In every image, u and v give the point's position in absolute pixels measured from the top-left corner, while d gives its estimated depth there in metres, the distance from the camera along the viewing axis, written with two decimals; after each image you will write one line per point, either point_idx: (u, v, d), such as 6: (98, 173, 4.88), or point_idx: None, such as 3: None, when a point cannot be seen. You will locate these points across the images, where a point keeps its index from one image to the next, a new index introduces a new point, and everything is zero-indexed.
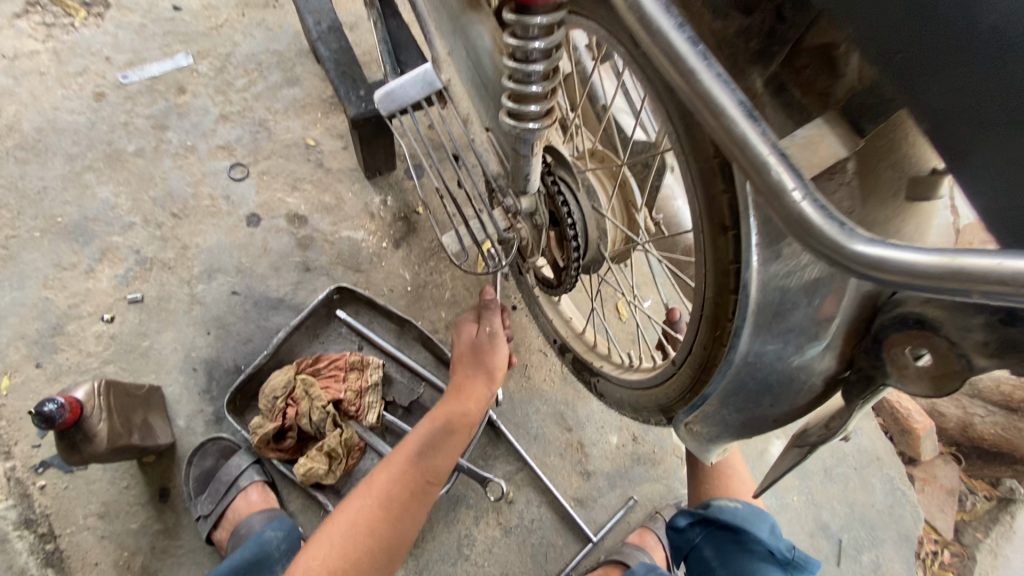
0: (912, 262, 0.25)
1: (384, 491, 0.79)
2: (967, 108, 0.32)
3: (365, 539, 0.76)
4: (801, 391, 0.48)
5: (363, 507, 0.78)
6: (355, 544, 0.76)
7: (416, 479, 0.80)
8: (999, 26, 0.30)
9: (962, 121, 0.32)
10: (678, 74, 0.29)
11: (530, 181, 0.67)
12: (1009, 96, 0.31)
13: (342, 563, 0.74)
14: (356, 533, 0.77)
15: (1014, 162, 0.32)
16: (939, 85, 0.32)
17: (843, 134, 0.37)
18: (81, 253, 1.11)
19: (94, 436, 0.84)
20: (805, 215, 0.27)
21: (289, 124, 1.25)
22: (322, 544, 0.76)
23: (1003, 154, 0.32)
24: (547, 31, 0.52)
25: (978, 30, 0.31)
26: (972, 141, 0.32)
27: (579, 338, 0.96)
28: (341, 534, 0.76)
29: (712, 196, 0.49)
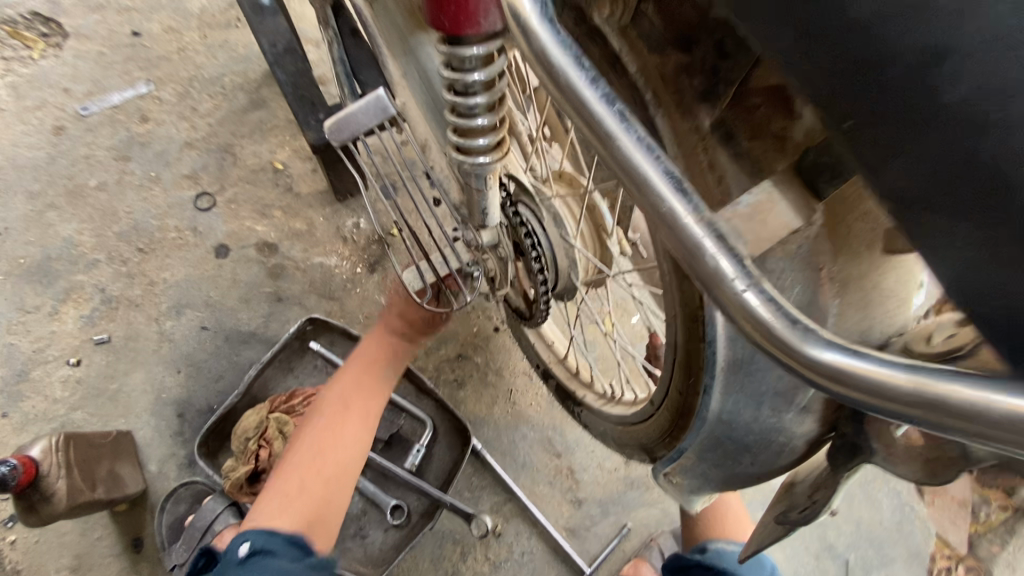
0: (872, 375, 0.20)
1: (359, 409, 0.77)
2: None
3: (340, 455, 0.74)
4: (783, 453, 0.43)
5: (339, 429, 0.76)
6: (321, 467, 0.73)
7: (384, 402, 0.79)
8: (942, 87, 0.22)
9: (943, 216, 0.24)
10: (593, 139, 0.25)
11: (488, 214, 0.62)
12: (981, 186, 0.22)
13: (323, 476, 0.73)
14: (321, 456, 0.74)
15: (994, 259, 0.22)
16: (908, 168, 0.23)
17: (795, 193, 0.29)
18: (45, 295, 1.07)
19: (54, 496, 0.80)
20: (752, 311, 0.22)
21: (256, 149, 1.21)
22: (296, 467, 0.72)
23: None
24: (486, 61, 0.47)
25: (937, 102, 0.22)
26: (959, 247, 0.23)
27: (561, 364, 0.91)
28: (295, 466, 0.72)
29: (674, 237, 0.44)
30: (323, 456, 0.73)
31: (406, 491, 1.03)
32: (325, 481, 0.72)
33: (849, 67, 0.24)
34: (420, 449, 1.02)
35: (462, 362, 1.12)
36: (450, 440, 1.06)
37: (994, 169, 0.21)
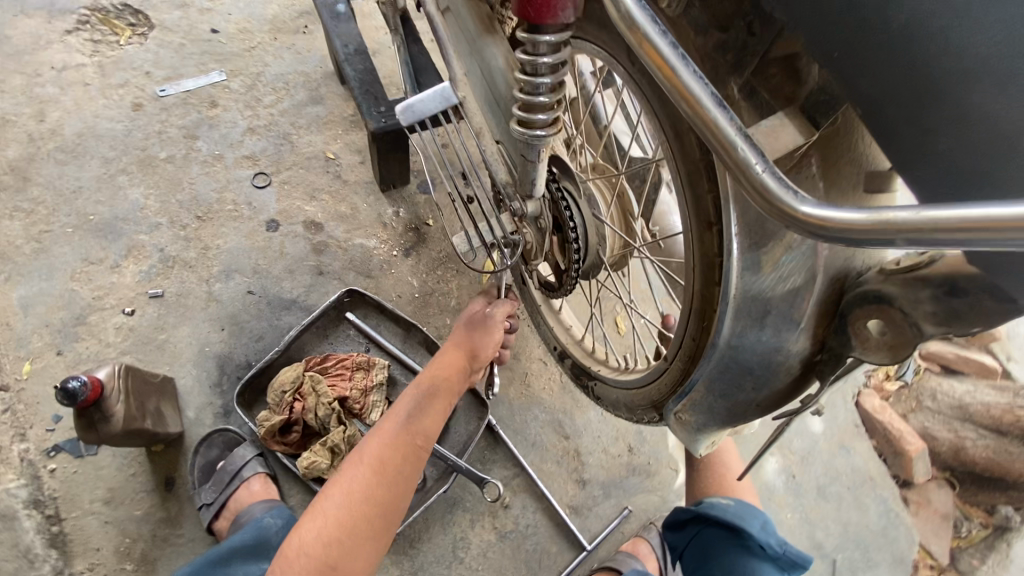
0: (833, 215, 0.30)
1: (375, 459, 0.75)
2: (888, 103, 0.34)
3: (366, 505, 0.73)
4: (779, 376, 0.52)
5: (357, 479, 0.74)
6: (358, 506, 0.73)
7: (409, 447, 0.78)
8: (886, 11, 0.33)
9: (877, 109, 0.35)
10: (662, 74, 0.36)
11: (536, 185, 0.73)
12: (913, 81, 0.33)
13: (336, 533, 0.71)
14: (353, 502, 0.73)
15: (917, 136, 0.34)
16: (865, 80, 0.35)
17: (801, 123, 0.41)
18: (109, 249, 1.17)
19: (112, 417, 0.87)
20: (766, 184, 0.32)
21: (311, 139, 1.33)
22: (317, 519, 0.72)
23: (913, 138, 0.34)
24: (556, 48, 0.58)
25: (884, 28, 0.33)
26: (885, 112, 0.35)
27: (579, 345, 0.99)
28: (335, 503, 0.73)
29: (699, 195, 0.54)
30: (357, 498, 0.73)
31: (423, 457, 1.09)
32: (339, 541, 0.71)
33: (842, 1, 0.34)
34: None
35: None
36: (468, 414, 1.13)
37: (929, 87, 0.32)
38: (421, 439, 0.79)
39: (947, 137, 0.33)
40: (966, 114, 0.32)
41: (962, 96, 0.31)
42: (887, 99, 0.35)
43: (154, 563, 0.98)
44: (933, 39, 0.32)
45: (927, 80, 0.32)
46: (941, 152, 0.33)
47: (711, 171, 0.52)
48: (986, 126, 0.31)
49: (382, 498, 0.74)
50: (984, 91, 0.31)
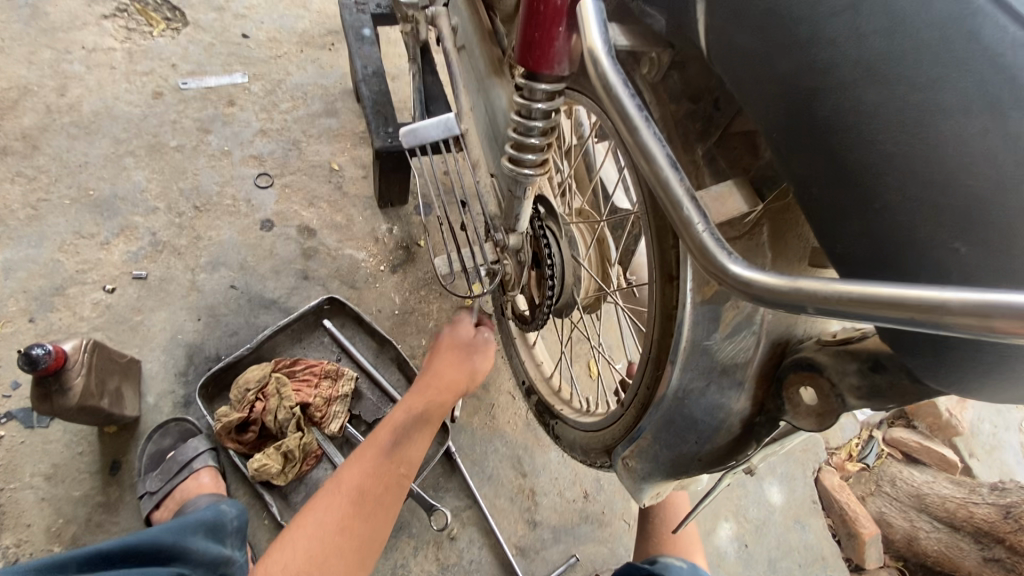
0: (756, 277, 0.32)
1: (356, 488, 0.70)
2: (817, 185, 0.34)
3: (341, 536, 0.66)
4: (722, 431, 0.54)
5: (334, 506, 0.68)
6: (341, 534, 0.66)
7: (392, 474, 0.73)
8: (813, 100, 0.32)
9: (809, 188, 0.35)
10: (627, 131, 0.39)
11: (519, 220, 0.75)
12: (834, 167, 0.33)
13: (310, 564, 0.63)
14: (331, 526, 0.67)
15: (843, 222, 0.34)
16: (798, 160, 0.35)
17: (747, 195, 0.44)
18: (102, 225, 1.19)
19: (70, 390, 0.86)
20: (702, 242, 0.34)
21: (319, 148, 1.37)
22: (289, 546, 0.64)
23: (839, 222, 0.34)
24: (550, 96, 0.63)
25: (809, 116, 0.33)
26: (813, 192, 0.35)
27: (545, 382, 1.00)
28: (315, 529, 0.66)
29: (663, 249, 0.57)
30: (338, 526, 0.67)
31: None
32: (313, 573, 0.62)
33: (778, 82, 0.34)
34: None
35: None
36: None
37: (847, 176, 0.32)
38: (405, 464, 0.75)
39: (865, 224, 0.32)
40: (879, 206, 0.31)
41: (882, 186, 0.31)
42: (815, 179, 0.34)
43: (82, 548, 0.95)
44: (853, 132, 0.31)
45: (850, 166, 0.32)
46: (861, 239, 0.33)
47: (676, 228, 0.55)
48: (903, 223, 0.30)
49: (359, 529, 0.68)
50: (893, 192, 0.30)
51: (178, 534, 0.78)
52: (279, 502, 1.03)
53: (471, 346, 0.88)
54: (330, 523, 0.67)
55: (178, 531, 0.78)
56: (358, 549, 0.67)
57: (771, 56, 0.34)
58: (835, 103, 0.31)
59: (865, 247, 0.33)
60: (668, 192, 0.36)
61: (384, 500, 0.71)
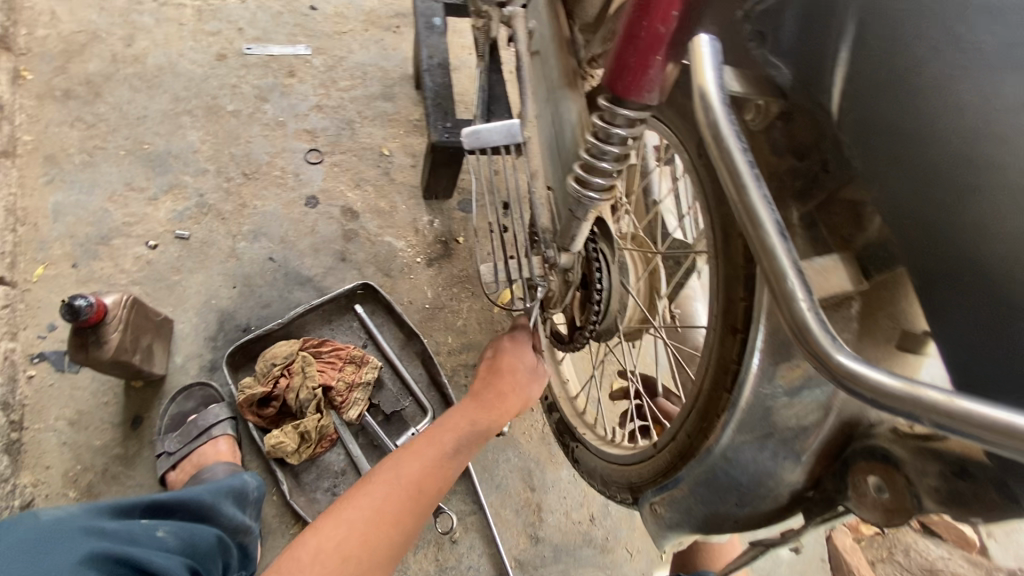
0: (867, 372, 0.30)
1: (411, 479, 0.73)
2: (953, 279, 0.36)
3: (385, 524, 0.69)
4: (766, 499, 0.51)
5: (388, 493, 0.71)
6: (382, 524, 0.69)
7: (442, 471, 0.76)
8: (968, 198, 0.35)
9: (940, 280, 0.37)
10: (733, 188, 0.36)
11: (575, 241, 0.73)
12: (975, 267, 0.35)
13: (355, 544, 0.66)
14: (378, 516, 0.69)
15: (979, 321, 0.35)
16: (936, 253, 0.37)
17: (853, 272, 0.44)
18: (152, 181, 1.20)
19: (105, 344, 0.87)
20: (806, 321, 0.32)
21: (372, 131, 1.36)
22: (343, 515, 0.68)
23: (974, 320, 0.36)
24: (631, 123, 0.60)
25: (959, 213, 0.35)
26: (946, 285, 0.37)
27: (570, 402, 0.98)
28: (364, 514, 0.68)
29: (731, 299, 0.55)
30: (381, 515, 0.69)
31: None
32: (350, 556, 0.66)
33: (929, 176, 0.36)
34: (413, 433, 1.09)
35: (476, 372, 1.18)
36: None
37: (988, 277, 0.34)
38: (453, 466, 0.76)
39: (1005, 326, 0.34)
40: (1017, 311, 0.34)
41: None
42: (953, 272, 0.36)
43: (95, 497, 0.96)
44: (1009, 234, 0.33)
45: (998, 275, 0.34)
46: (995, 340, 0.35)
47: (749, 281, 0.53)
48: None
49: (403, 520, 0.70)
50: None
51: (216, 495, 0.85)
52: (289, 480, 1.03)
53: (529, 368, 0.87)
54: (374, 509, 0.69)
55: (216, 493, 0.85)
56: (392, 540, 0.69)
57: (923, 149, 0.36)
58: (991, 206, 0.34)
59: (998, 350, 0.35)
60: (773, 261, 0.34)
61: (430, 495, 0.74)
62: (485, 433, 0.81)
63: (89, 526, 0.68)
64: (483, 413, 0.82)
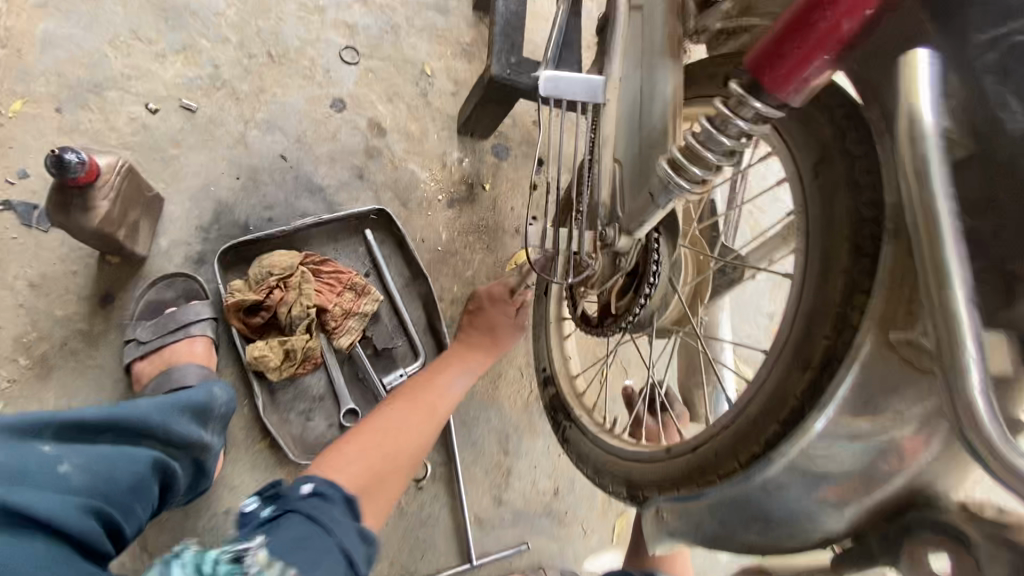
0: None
1: (416, 402, 0.87)
2: None
3: (403, 438, 0.82)
4: (792, 536, 0.51)
5: (399, 416, 0.84)
6: (393, 442, 0.81)
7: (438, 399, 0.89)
8: None
9: None
10: (926, 240, 0.32)
11: (645, 226, 0.68)
12: None
13: (379, 454, 0.78)
14: (395, 432, 0.82)
15: None
16: None
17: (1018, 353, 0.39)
18: (163, 35, 1.05)
19: (92, 211, 0.77)
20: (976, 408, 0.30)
21: (417, 44, 1.23)
22: (364, 435, 0.80)
23: None
24: (756, 119, 0.54)
25: None
26: None
27: (569, 380, 0.95)
28: (375, 432, 0.81)
29: (811, 335, 0.52)
30: (391, 435, 0.81)
31: (367, 402, 1.03)
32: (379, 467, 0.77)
33: None
34: (401, 375, 1.05)
35: None
36: None
37: None
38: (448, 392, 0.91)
39: None
40: None
41: None
42: None
43: (49, 370, 0.88)
44: None
45: None
46: None
47: (840, 322, 0.50)
48: None
49: (418, 432, 0.84)
50: None
51: (165, 413, 0.71)
52: (263, 395, 0.98)
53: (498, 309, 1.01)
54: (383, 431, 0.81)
55: (165, 409, 0.71)
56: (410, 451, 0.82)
57: None
58: None
59: None
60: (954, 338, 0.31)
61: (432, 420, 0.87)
62: (479, 370, 0.96)
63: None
64: (476, 357, 0.97)
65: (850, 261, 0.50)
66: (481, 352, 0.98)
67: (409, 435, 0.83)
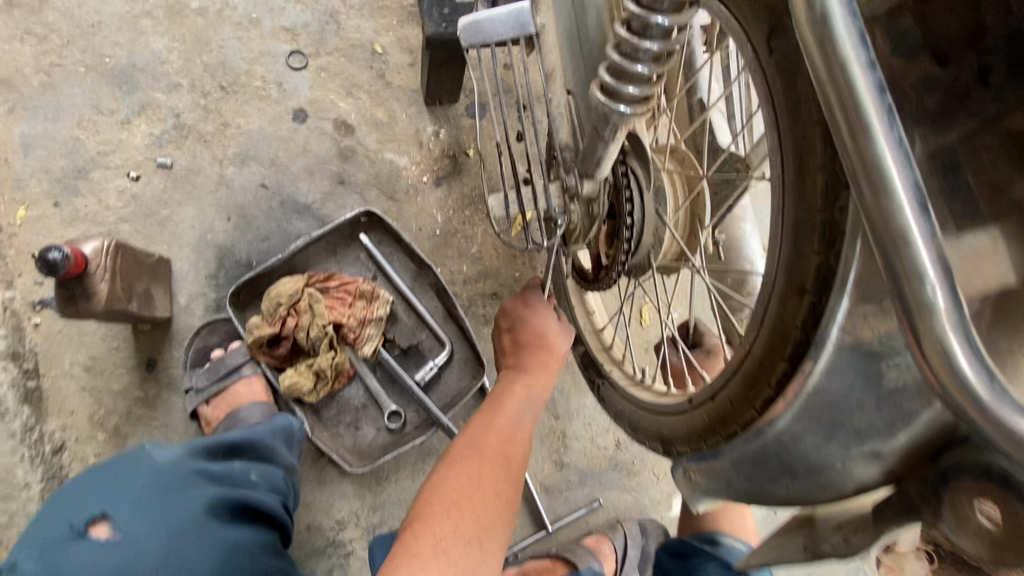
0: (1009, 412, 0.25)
1: (495, 449, 0.69)
2: None
3: (489, 499, 0.66)
4: (826, 488, 0.44)
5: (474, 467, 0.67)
6: (478, 511, 0.64)
7: (517, 439, 0.72)
8: None
9: None
10: (851, 135, 0.27)
11: (601, 166, 0.60)
12: None
13: (472, 528, 0.63)
14: (477, 491, 0.65)
15: None
16: None
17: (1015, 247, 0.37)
18: (121, 101, 1.07)
19: (94, 295, 0.81)
20: (945, 342, 0.25)
21: (361, 24, 1.16)
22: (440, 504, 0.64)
23: None
24: (677, 8, 0.44)
25: None
26: None
27: (596, 335, 0.90)
28: (456, 494, 0.65)
29: (801, 252, 0.43)
30: (472, 498, 0.65)
31: (407, 400, 1.05)
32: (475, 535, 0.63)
33: None
34: (433, 366, 1.04)
35: (495, 302, 1.11)
36: (463, 367, 1.07)
37: None
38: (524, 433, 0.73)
39: None
40: None
41: None
42: None
43: (124, 439, 0.97)
44: None
45: None
46: None
47: (829, 230, 0.41)
48: None
49: (502, 488, 0.67)
50: None
51: (261, 442, 0.83)
52: (310, 417, 1.02)
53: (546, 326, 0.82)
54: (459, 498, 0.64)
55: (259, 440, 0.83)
56: (499, 520, 0.66)
57: None
58: None
59: None
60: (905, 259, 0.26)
61: (512, 474, 0.69)
62: (544, 393, 0.77)
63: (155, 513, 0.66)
64: (537, 380, 0.77)
65: (827, 152, 0.40)
66: (539, 373, 0.78)
67: (490, 493, 0.66)
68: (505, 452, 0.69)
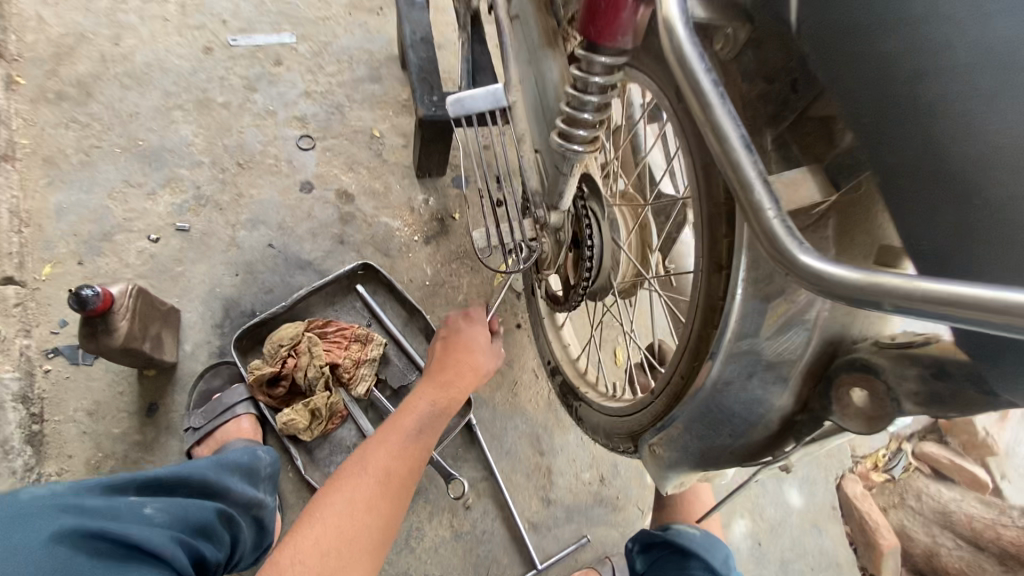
0: (828, 271, 0.33)
1: (381, 470, 0.73)
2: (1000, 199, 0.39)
3: (365, 514, 0.69)
4: (756, 425, 0.52)
5: (362, 487, 0.71)
6: (366, 513, 0.69)
7: (415, 458, 0.77)
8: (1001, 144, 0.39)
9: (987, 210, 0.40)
10: (698, 106, 0.38)
11: (563, 198, 0.74)
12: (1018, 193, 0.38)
13: (339, 542, 0.65)
14: (357, 502, 0.69)
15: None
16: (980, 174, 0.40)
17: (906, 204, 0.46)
18: (149, 176, 1.22)
19: (115, 332, 0.89)
20: (773, 232, 0.34)
21: (362, 114, 1.36)
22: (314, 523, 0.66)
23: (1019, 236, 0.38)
24: (609, 70, 0.60)
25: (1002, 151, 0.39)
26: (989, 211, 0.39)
27: (571, 364, 0.98)
28: (336, 509, 0.67)
29: (715, 238, 0.55)
30: (358, 507, 0.69)
31: None
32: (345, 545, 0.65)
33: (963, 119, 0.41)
34: None
35: None
36: None
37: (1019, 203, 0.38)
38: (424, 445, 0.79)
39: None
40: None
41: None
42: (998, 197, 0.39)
43: None
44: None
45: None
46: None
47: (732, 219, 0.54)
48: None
49: (393, 500, 0.72)
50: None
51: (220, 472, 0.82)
52: (303, 457, 1.07)
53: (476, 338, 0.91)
54: (347, 507, 0.68)
55: (219, 470, 0.82)
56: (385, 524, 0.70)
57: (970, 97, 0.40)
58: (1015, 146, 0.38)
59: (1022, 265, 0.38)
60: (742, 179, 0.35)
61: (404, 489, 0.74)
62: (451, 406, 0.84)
63: (108, 519, 0.62)
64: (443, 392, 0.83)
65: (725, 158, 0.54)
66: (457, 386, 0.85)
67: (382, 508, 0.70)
68: (400, 467, 0.75)
